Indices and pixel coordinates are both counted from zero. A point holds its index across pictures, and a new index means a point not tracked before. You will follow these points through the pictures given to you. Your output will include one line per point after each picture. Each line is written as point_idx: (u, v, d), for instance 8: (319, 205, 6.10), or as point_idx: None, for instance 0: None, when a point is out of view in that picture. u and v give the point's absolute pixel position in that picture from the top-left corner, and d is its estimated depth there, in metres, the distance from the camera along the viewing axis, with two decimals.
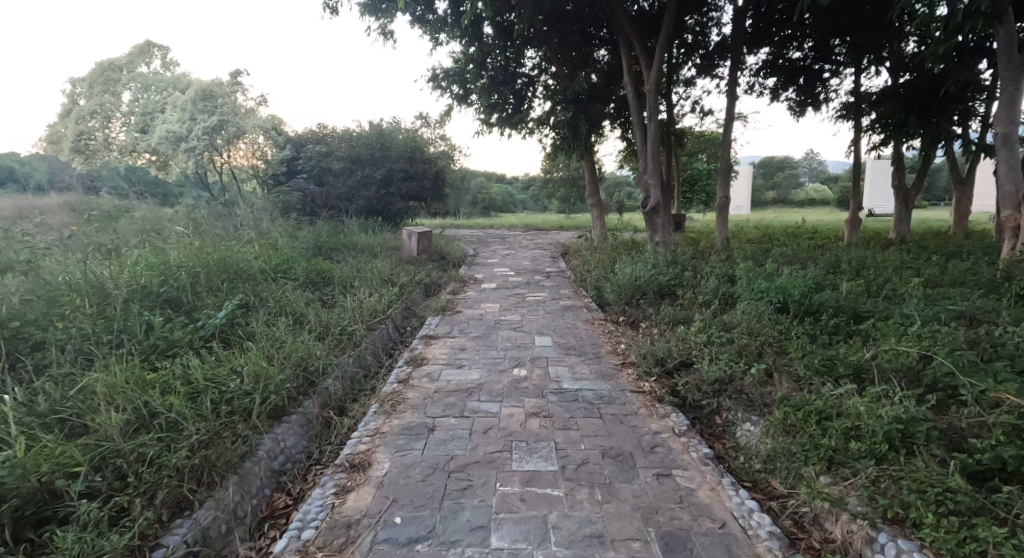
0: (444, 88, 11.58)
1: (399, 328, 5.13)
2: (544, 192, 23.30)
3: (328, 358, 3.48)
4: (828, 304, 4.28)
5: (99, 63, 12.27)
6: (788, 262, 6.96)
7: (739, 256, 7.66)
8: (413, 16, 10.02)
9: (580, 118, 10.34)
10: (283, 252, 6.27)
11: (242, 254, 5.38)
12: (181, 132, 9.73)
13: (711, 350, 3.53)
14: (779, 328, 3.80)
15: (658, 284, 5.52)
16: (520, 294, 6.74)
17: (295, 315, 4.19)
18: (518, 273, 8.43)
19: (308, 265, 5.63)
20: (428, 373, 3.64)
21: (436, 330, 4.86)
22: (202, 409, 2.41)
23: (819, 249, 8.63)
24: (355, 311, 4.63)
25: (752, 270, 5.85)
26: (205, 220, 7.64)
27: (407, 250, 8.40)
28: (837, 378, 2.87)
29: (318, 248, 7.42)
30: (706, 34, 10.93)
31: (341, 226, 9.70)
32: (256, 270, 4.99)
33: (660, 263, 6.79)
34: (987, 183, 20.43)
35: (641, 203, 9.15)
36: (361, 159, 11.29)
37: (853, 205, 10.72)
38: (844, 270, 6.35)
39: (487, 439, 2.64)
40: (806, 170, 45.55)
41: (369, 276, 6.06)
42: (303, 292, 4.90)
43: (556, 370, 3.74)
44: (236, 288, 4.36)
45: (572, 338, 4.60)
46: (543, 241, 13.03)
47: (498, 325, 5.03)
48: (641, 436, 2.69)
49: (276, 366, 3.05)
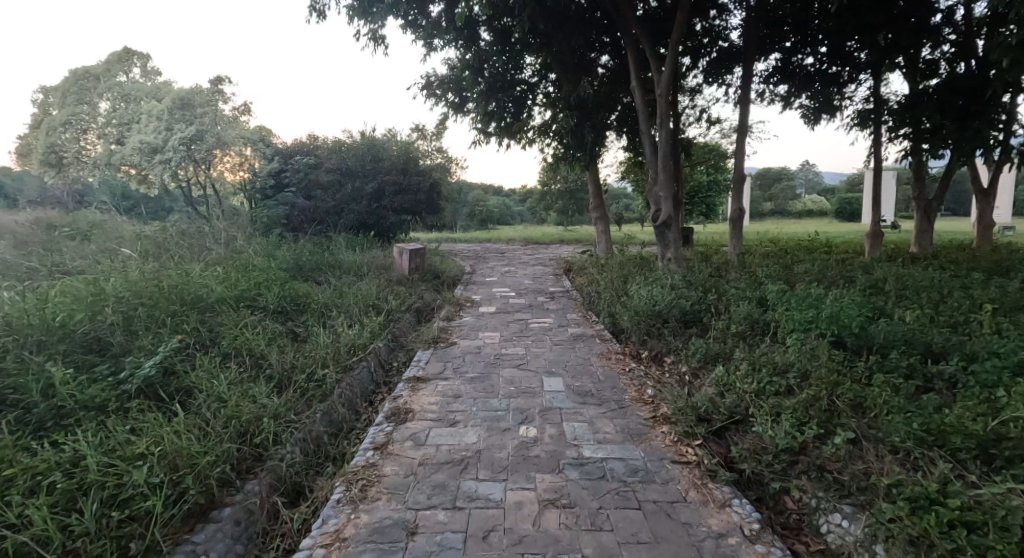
0: (439, 97, 10.98)
1: (382, 366, 4.39)
2: (542, 204, 22.72)
3: (283, 420, 2.74)
4: (894, 339, 3.59)
5: (74, 72, 11.73)
6: (820, 282, 6.26)
7: (763, 275, 6.97)
8: (402, 19, 9.25)
9: (584, 125, 9.63)
10: (254, 274, 5.58)
11: (202, 280, 4.69)
12: (156, 142, 9.07)
13: (768, 404, 2.82)
14: (847, 368, 3.11)
15: (681, 310, 4.82)
16: (523, 319, 6.02)
17: (250, 358, 3.45)
18: (519, 293, 7.72)
19: (281, 289, 4.93)
20: (412, 435, 2.90)
21: (426, 368, 4.13)
22: (77, 522, 1.70)
23: (845, 266, 7.97)
24: (326, 350, 3.88)
25: (787, 293, 5.14)
26: (173, 237, 6.94)
27: (398, 269, 7.70)
28: (955, 454, 2.16)
29: (298, 267, 6.72)
30: (716, 38, 10.32)
31: (327, 243, 9.02)
32: (212, 299, 4.27)
33: (679, 284, 6.09)
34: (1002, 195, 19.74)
35: (651, 217, 8.45)
36: (351, 171, 10.62)
37: (874, 219, 10.09)
38: (886, 290, 5.66)
39: (489, 553, 1.90)
40: (806, 182, 45.11)
41: (351, 302, 5.35)
42: (270, 325, 4.17)
43: (573, 429, 2.99)
44: (182, 323, 3.62)
45: (587, 379, 3.87)
46: (545, 257, 12.32)
47: (499, 362, 4.30)
48: (700, 545, 1.96)
49: (206, 441, 2.31)
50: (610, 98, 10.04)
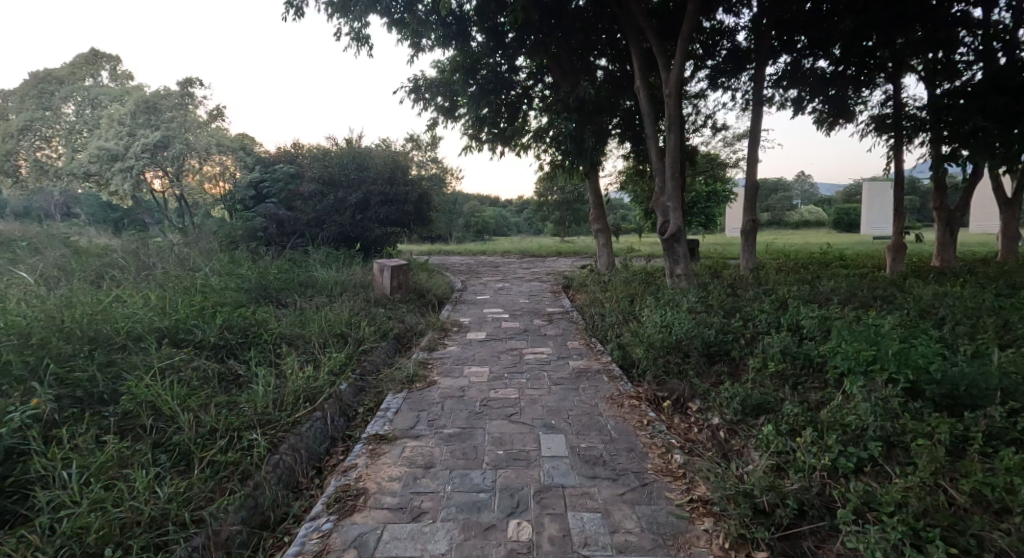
0: (427, 101, 10.26)
1: (342, 416, 3.56)
2: (538, 216, 21.89)
3: (167, 529, 1.94)
4: (988, 389, 2.79)
5: (34, 74, 10.96)
6: (854, 305, 5.45)
7: (786, 295, 6.15)
8: (386, 16, 8.39)
9: (586, 128, 8.78)
10: (199, 297, 4.77)
11: (126, 308, 3.88)
12: (116, 149, 9.31)
13: (857, 500, 2.02)
14: (951, 438, 2.31)
15: (704, 341, 4.01)
16: (517, 349, 5.18)
17: (153, 417, 2.61)
18: (512, 315, 6.89)
19: (229, 318, 4.11)
20: (359, 540, 2.09)
21: (394, 421, 3.30)
22: None
23: (873, 284, 7.19)
24: (264, 401, 3.05)
25: (827, 320, 4.34)
26: (116, 254, 6.14)
27: (379, 288, 6.87)
28: None
29: (262, 287, 5.85)
30: (724, 38, 9.61)
31: (301, 259, 8.18)
32: (128, 335, 3.45)
33: (696, 307, 5.29)
34: (987, 206, 20.44)
35: (658, 229, 7.67)
36: (333, 180, 9.68)
37: (897, 229, 9.32)
38: (936, 314, 4.86)
39: None
40: (801, 192, 44.68)
41: (314, 331, 4.54)
42: (197, 367, 3.34)
43: (581, 525, 2.18)
44: (72, 371, 2.80)
45: (596, 438, 3.05)
46: (541, 272, 11.49)
47: (486, 411, 3.48)
48: None
49: None
50: (611, 101, 9.31)
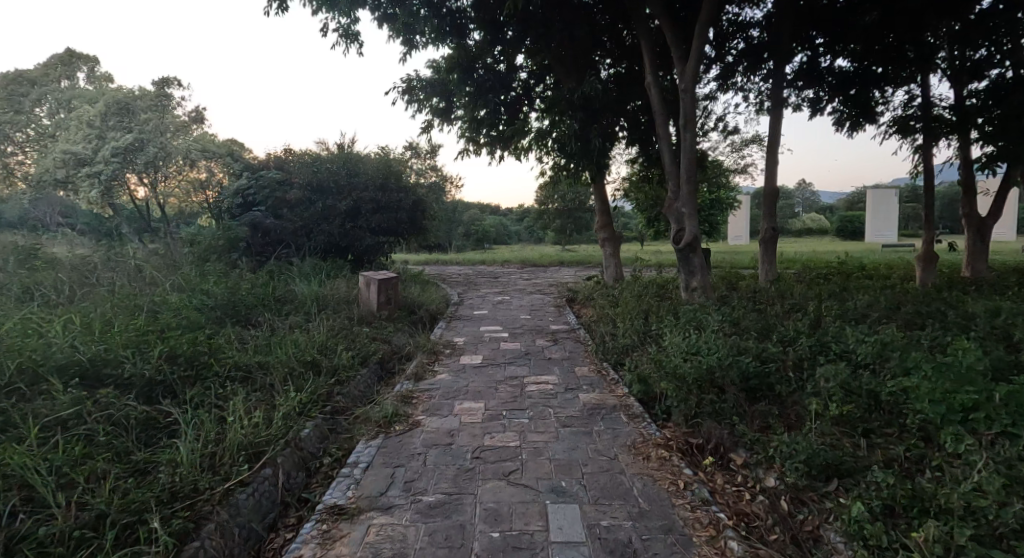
0: (422, 102, 9.63)
1: (301, 469, 2.87)
2: (539, 225, 21.18)
3: None
4: None
5: (8, 76, 10.38)
6: (901, 327, 4.73)
7: (821, 313, 5.42)
8: (376, 11, 7.45)
9: (592, 127, 8.11)
10: (147, 317, 4.10)
11: (42, 335, 3.20)
12: (86, 154, 8.70)
13: None
14: None
15: (743, 374, 3.29)
16: (518, 377, 4.47)
17: (19, 497, 1.92)
18: (513, 334, 6.16)
19: (174, 343, 3.42)
20: None
21: (360, 485, 2.59)
22: None
23: (911, 297, 6.49)
24: (188, 461, 2.34)
25: (889, 344, 3.61)
26: (67, 266, 5.49)
27: (366, 303, 6.18)
28: None
29: (230, 303, 5.16)
30: (736, 35, 8.96)
31: (282, 271, 7.50)
32: (30, 370, 2.77)
33: (724, 327, 4.58)
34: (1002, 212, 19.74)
35: (673, 238, 6.97)
36: (321, 187, 9.02)
37: (927, 237, 8.61)
38: (1007, 337, 4.13)
39: None
40: (805, 199, 44.04)
41: (279, 358, 3.85)
42: (114, 414, 2.64)
43: None
44: None
45: (622, 511, 2.33)
46: (544, 283, 10.77)
47: (479, 466, 2.77)
48: None
49: None
50: (618, 101, 8.67)
